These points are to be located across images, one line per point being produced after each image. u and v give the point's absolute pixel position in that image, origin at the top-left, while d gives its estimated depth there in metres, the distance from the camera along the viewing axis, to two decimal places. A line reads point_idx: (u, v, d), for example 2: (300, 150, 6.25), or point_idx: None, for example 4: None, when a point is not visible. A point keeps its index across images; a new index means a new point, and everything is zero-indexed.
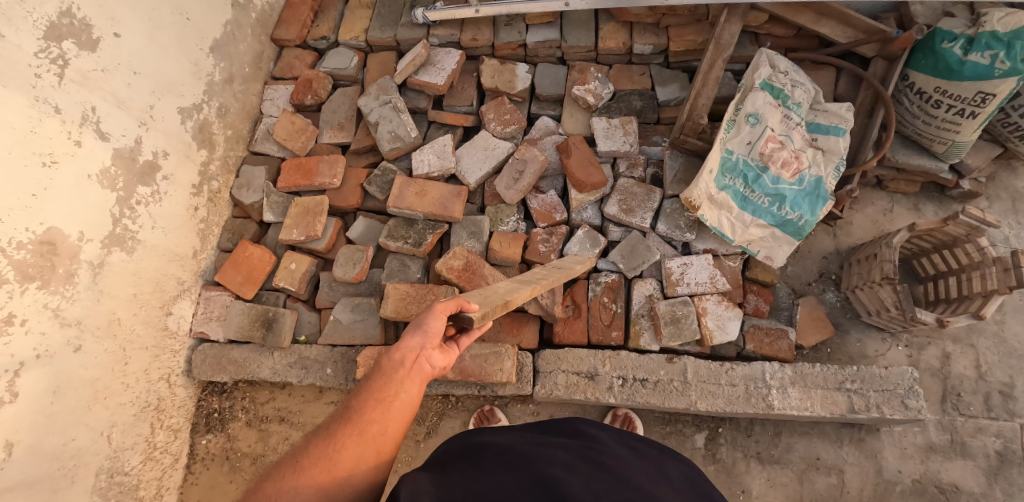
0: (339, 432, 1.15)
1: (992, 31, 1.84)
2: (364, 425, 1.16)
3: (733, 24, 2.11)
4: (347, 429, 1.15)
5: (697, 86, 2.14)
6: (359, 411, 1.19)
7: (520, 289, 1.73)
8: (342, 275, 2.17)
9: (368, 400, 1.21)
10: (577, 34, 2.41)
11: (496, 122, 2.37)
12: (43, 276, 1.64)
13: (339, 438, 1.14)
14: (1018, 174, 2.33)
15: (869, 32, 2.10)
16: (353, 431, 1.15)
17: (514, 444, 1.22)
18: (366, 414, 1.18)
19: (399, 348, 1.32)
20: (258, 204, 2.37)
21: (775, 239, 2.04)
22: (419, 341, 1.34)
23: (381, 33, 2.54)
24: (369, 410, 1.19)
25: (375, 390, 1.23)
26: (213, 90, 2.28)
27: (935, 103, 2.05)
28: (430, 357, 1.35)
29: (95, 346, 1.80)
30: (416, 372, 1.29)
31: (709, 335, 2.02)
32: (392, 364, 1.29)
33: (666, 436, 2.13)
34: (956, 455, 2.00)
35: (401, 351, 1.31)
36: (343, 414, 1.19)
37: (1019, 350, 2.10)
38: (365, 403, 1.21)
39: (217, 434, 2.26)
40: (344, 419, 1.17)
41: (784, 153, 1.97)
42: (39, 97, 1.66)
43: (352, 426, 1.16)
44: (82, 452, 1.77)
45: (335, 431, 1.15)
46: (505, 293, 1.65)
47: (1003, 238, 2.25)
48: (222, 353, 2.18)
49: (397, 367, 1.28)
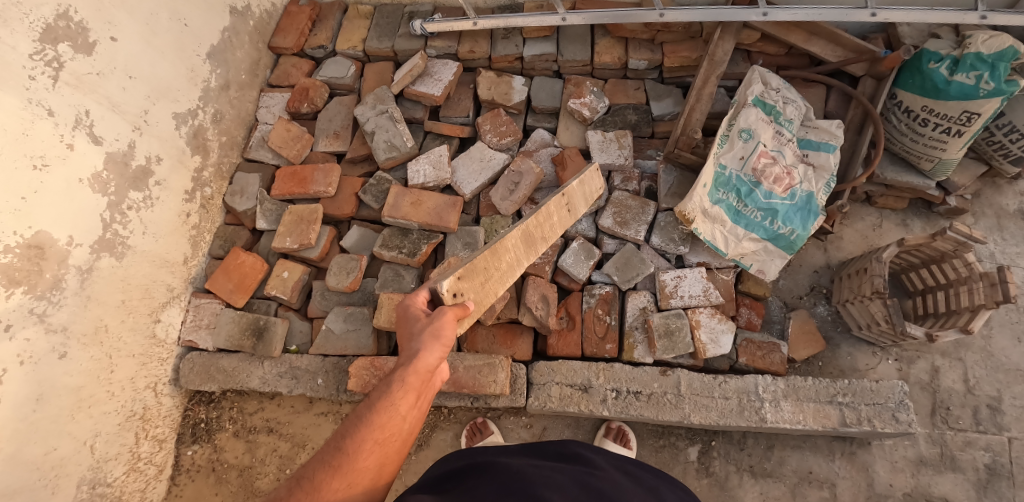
0: (325, 482, 1.10)
1: (977, 53, 1.89)
2: (355, 475, 1.13)
3: (727, 41, 2.17)
4: (336, 482, 1.11)
5: (691, 101, 2.18)
6: (350, 459, 1.13)
7: (520, 261, 1.69)
8: (335, 284, 2.15)
9: (363, 443, 1.15)
10: (573, 48, 2.44)
11: (492, 134, 2.38)
12: (30, 280, 1.61)
13: (326, 492, 1.09)
14: (1002, 191, 2.39)
15: (858, 52, 2.17)
16: (342, 484, 1.11)
17: (513, 466, 1.21)
18: (359, 463, 1.14)
19: (421, 373, 1.25)
20: (252, 211, 2.35)
21: (767, 253, 2.05)
22: (435, 359, 1.29)
23: (379, 43, 2.56)
24: (362, 456, 1.14)
25: (375, 429, 1.17)
26: (208, 96, 2.27)
27: (923, 121, 2.10)
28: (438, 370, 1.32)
29: (81, 353, 1.77)
30: (425, 397, 1.26)
31: (703, 348, 2.03)
32: (405, 391, 1.22)
33: (659, 449, 2.12)
34: (946, 468, 2.01)
35: (417, 375, 1.24)
36: (331, 459, 1.13)
37: (1005, 364, 2.14)
38: (361, 446, 1.15)
39: (203, 445, 2.21)
40: (334, 469, 1.12)
41: (776, 169, 2.00)
42: (33, 99, 1.65)
43: (341, 479, 1.11)
44: (64, 462, 1.73)
45: (322, 483, 1.10)
46: (502, 276, 1.62)
47: (989, 254, 2.29)
48: (210, 362, 2.14)
49: (409, 394, 1.22)
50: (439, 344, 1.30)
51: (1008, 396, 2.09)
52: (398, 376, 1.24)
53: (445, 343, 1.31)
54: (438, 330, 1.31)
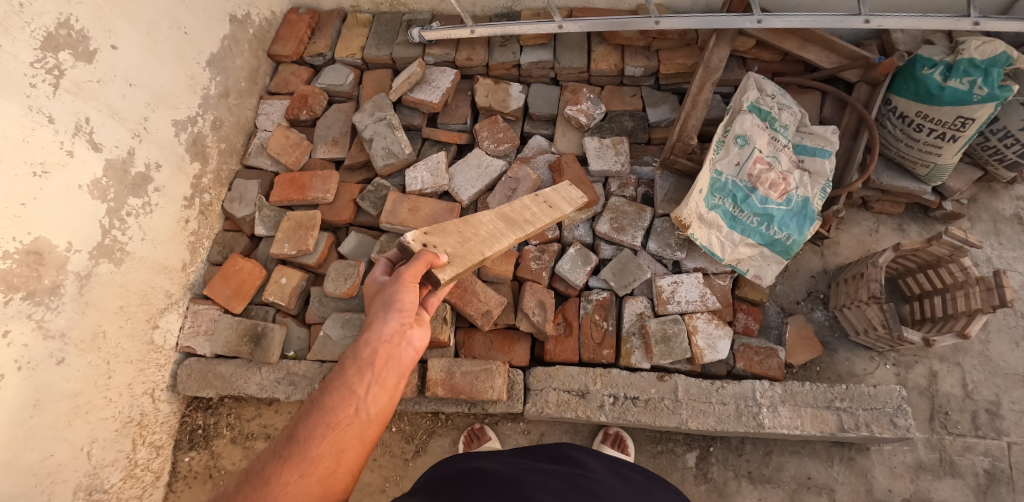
0: (275, 476, 1.04)
1: (970, 58, 1.91)
2: (308, 466, 1.06)
3: (722, 48, 2.20)
4: (286, 475, 1.04)
5: (687, 108, 2.20)
6: (301, 448, 1.07)
7: (505, 233, 1.73)
8: (333, 290, 2.15)
9: (315, 429, 1.10)
10: (570, 55, 2.46)
11: (490, 140, 2.39)
12: (28, 286, 1.62)
13: (275, 486, 1.03)
14: (998, 196, 2.39)
15: (853, 59, 2.19)
16: (293, 477, 1.05)
17: (503, 471, 1.22)
18: (309, 452, 1.07)
19: (376, 341, 1.23)
20: (250, 218, 2.36)
21: (763, 258, 2.06)
22: (395, 326, 1.26)
23: (377, 51, 2.58)
24: (314, 443, 1.08)
25: (327, 412, 1.12)
26: (208, 103, 2.29)
27: (918, 126, 2.11)
28: (410, 338, 1.28)
29: (79, 359, 1.77)
30: (391, 367, 1.21)
31: (700, 354, 2.02)
32: (363, 364, 1.19)
33: (657, 455, 2.11)
34: (945, 473, 2.01)
35: (374, 345, 1.22)
36: (281, 449, 1.07)
37: (1004, 368, 2.13)
38: (313, 433, 1.09)
39: (200, 451, 2.21)
40: (284, 460, 1.06)
41: (771, 175, 2.00)
42: (33, 106, 1.67)
43: (291, 471, 1.05)
44: (61, 468, 1.73)
45: (272, 476, 1.04)
46: (484, 242, 1.66)
47: (986, 259, 2.30)
48: (208, 368, 2.14)
49: (368, 367, 1.19)
50: (397, 311, 1.29)
51: (1007, 401, 2.09)
52: (353, 352, 1.22)
53: (401, 307, 1.29)
54: (396, 296, 1.30)
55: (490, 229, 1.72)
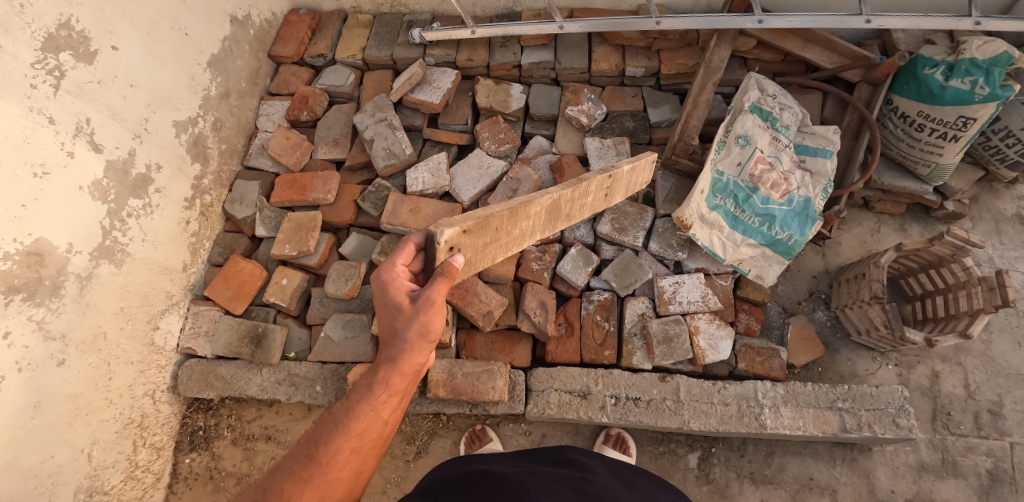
0: (295, 495, 1.12)
1: (972, 58, 1.91)
2: (327, 488, 1.15)
3: (723, 48, 2.20)
4: (306, 492, 1.13)
5: (688, 108, 2.21)
6: (322, 470, 1.16)
7: (535, 230, 1.74)
8: (334, 291, 2.14)
9: (338, 451, 1.19)
10: (571, 56, 2.46)
11: (491, 141, 2.39)
12: (28, 288, 1.62)
13: None
14: (1000, 196, 2.39)
15: (853, 59, 2.19)
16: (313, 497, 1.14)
17: (506, 473, 1.21)
18: (331, 474, 1.17)
19: (403, 368, 1.31)
20: (251, 219, 2.35)
21: (765, 258, 2.05)
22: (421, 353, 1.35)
23: (378, 52, 2.58)
24: (336, 466, 1.17)
25: (352, 436, 1.21)
26: (208, 104, 2.29)
27: (919, 126, 2.11)
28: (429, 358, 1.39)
29: (79, 360, 1.77)
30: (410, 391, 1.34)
31: (702, 355, 2.02)
32: (389, 390, 1.28)
33: (659, 456, 2.10)
34: (948, 474, 2.00)
35: (401, 373, 1.30)
36: (303, 465, 1.15)
37: (1006, 368, 2.13)
38: (337, 456, 1.18)
39: (201, 452, 2.20)
40: (306, 480, 1.14)
41: (773, 175, 2.00)
42: (34, 107, 1.66)
43: (311, 491, 1.13)
44: (61, 469, 1.72)
45: (292, 495, 1.12)
46: (509, 241, 1.67)
47: (988, 259, 2.30)
48: (209, 369, 2.14)
49: (394, 393, 1.29)
50: (426, 338, 1.35)
51: (1009, 401, 2.08)
52: (381, 377, 1.28)
53: (430, 335, 1.35)
54: (429, 327, 1.34)
55: (525, 227, 1.69)
